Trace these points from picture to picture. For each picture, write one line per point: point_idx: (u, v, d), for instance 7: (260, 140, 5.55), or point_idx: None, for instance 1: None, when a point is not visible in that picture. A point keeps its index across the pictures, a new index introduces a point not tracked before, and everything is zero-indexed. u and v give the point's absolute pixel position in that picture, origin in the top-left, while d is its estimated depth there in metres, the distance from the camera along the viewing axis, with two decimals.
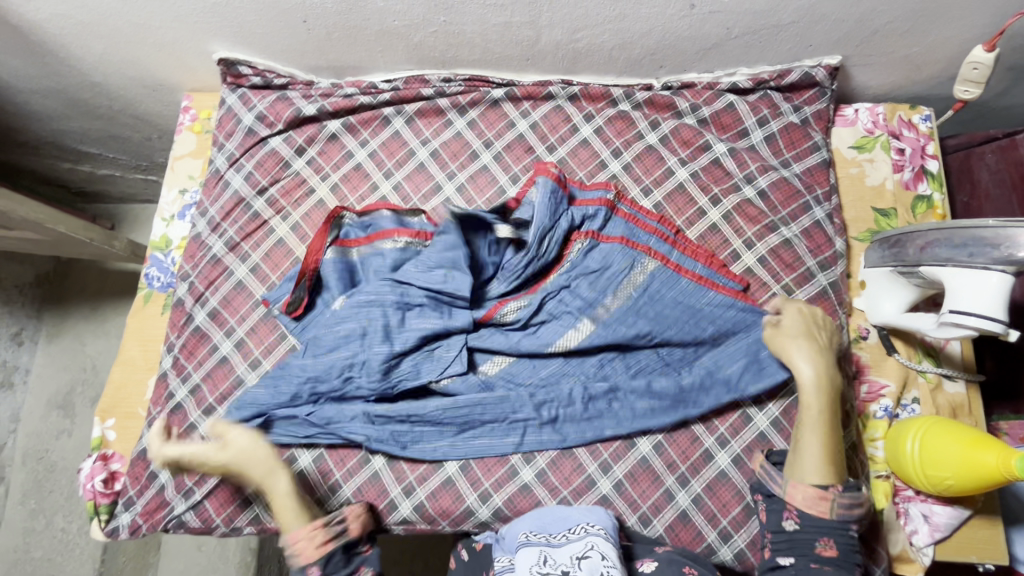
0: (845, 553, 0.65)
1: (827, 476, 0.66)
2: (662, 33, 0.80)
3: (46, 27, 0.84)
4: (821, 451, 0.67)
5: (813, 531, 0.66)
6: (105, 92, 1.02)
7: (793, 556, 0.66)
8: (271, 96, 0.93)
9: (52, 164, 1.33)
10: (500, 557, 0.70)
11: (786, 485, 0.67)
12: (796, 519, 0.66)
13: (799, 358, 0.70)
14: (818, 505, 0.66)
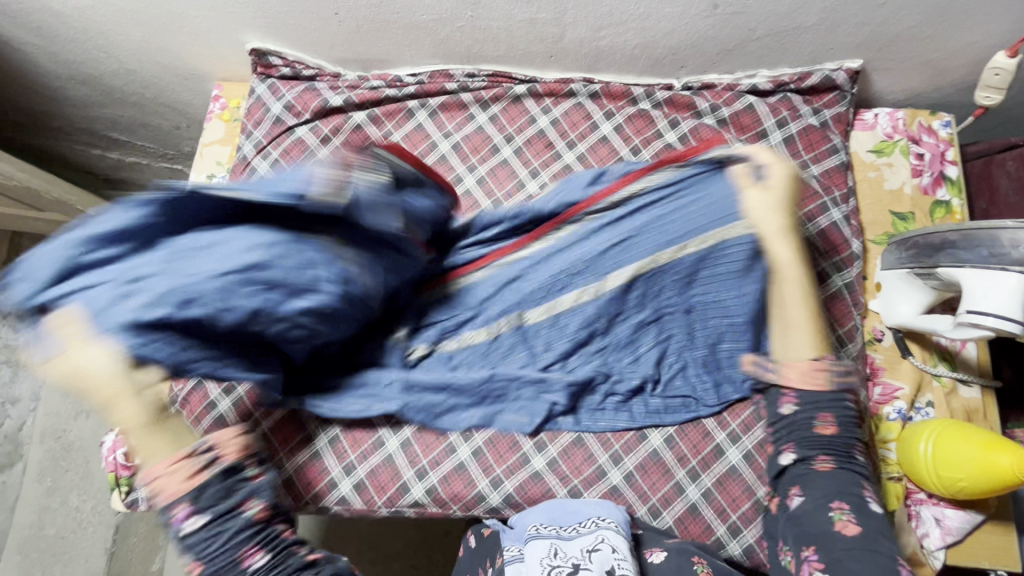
0: (843, 431, 0.62)
1: (814, 347, 0.64)
2: (685, 33, 0.81)
3: (88, 14, 0.88)
4: (807, 324, 0.64)
5: (808, 409, 0.62)
6: (139, 79, 1.05)
7: (793, 449, 0.63)
8: (299, 87, 0.95)
9: (84, 150, 1.37)
10: (510, 546, 0.69)
11: (779, 369, 0.65)
12: (792, 403, 0.63)
13: (766, 230, 0.66)
14: (813, 379, 0.62)
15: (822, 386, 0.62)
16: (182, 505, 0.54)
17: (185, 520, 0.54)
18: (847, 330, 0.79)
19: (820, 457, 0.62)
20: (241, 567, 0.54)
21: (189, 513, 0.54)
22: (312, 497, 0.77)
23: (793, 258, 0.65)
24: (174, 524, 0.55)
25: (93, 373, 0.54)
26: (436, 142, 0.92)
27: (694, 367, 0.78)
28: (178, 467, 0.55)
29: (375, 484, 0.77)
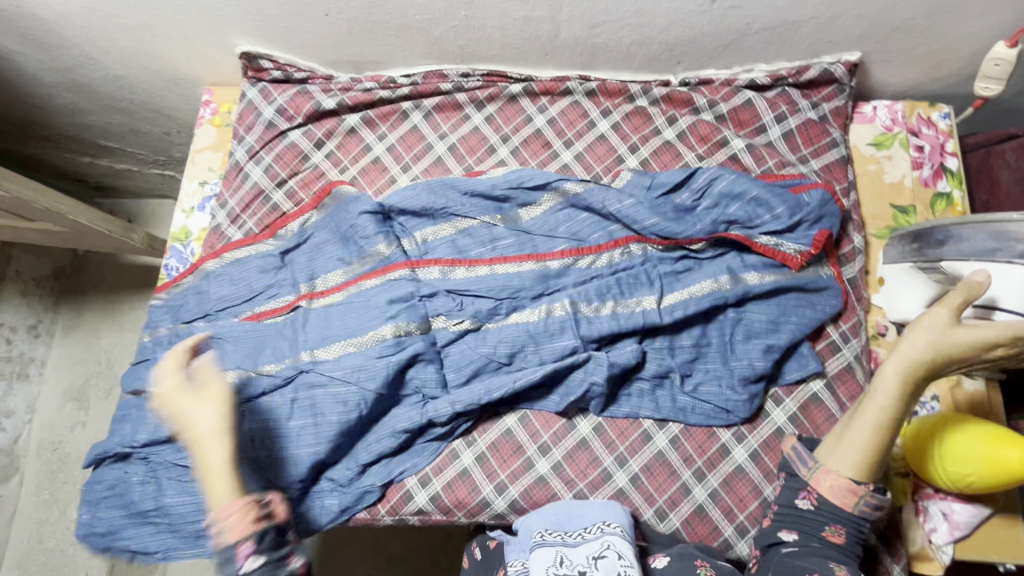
0: (850, 544, 0.62)
1: (858, 473, 0.62)
2: (681, 29, 0.80)
3: (73, 20, 0.86)
4: (863, 450, 0.62)
5: (826, 515, 0.63)
6: (127, 86, 1.03)
7: (796, 533, 0.64)
8: (291, 90, 0.94)
9: (73, 158, 1.35)
10: (513, 560, 0.69)
11: (814, 469, 0.65)
12: (813, 500, 0.64)
13: (901, 359, 0.59)
14: (840, 494, 0.63)
15: (847, 505, 0.63)
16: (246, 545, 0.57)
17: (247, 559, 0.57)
18: (850, 326, 0.79)
19: (817, 546, 0.62)
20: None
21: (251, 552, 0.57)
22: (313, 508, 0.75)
23: (893, 395, 0.60)
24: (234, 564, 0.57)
25: (193, 412, 0.62)
26: (432, 144, 0.91)
27: (713, 385, 0.76)
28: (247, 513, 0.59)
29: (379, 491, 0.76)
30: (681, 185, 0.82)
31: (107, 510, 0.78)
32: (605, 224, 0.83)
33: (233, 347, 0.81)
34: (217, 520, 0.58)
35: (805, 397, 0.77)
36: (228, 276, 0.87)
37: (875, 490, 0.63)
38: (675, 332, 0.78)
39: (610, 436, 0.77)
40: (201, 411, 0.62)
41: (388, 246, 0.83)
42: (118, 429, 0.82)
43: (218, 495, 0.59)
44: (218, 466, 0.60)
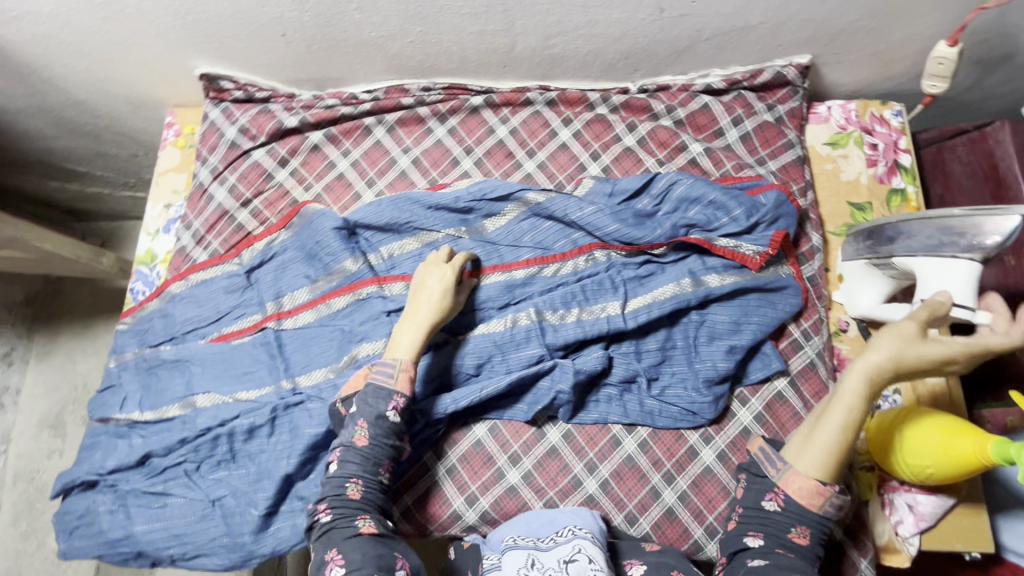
0: (812, 546, 0.63)
1: (825, 473, 0.62)
2: (634, 38, 0.82)
3: (28, 47, 0.86)
4: (830, 451, 0.62)
5: (792, 516, 0.63)
6: (90, 110, 1.03)
7: (762, 537, 0.63)
8: (253, 109, 0.94)
9: (41, 183, 1.34)
10: (487, 554, 0.69)
11: (783, 471, 0.64)
12: (780, 502, 0.64)
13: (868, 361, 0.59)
14: (810, 497, 0.62)
15: (814, 506, 0.62)
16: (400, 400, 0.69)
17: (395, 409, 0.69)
18: (811, 324, 0.80)
19: (783, 552, 0.62)
20: (375, 470, 0.67)
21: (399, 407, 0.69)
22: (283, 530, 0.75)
23: (860, 393, 0.60)
24: (385, 404, 0.69)
25: (429, 283, 0.75)
26: (395, 158, 0.91)
27: (679, 387, 0.77)
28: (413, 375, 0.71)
29: None
30: (641, 191, 0.83)
31: (74, 539, 0.76)
32: (568, 231, 0.83)
33: (204, 371, 0.82)
34: (395, 365, 0.70)
35: (770, 395, 0.78)
36: (194, 297, 0.86)
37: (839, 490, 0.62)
38: (641, 336, 0.79)
39: (579, 443, 0.77)
40: (433, 288, 0.75)
41: (355, 261, 0.84)
42: (84, 457, 0.81)
43: (409, 347, 0.71)
44: (418, 324, 0.73)
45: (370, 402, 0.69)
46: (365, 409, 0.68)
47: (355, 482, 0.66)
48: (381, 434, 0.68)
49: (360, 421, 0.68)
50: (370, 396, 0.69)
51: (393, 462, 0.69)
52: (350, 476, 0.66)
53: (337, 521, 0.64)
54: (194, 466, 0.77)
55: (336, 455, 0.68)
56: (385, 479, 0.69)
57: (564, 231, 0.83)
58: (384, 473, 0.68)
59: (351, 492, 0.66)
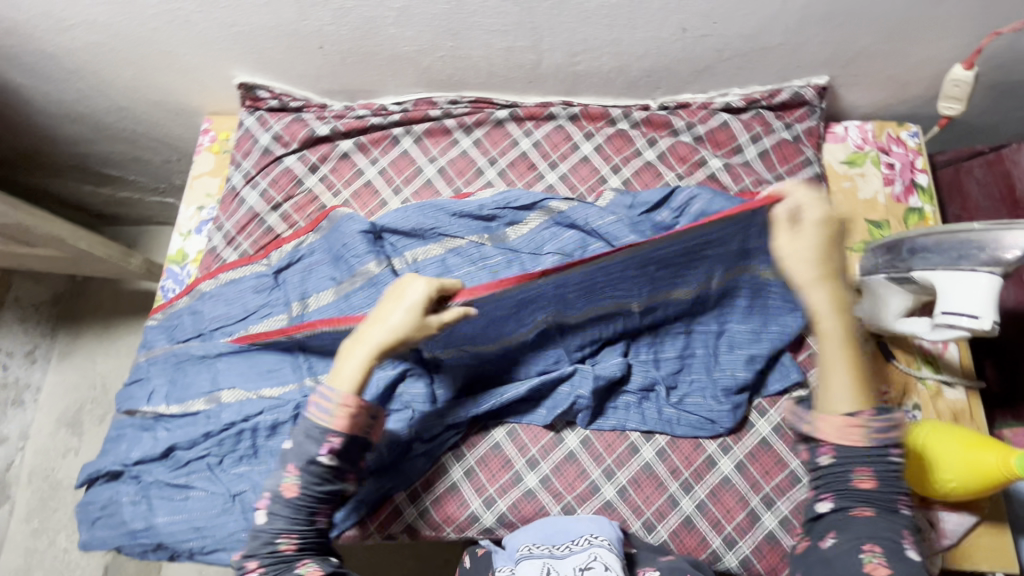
0: (884, 487, 0.56)
1: (848, 398, 0.58)
2: (657, 56, 0.85)
3: (79, 55, 0.90)
4: (843, 373, 0.58)
5: (843, 461, 0.57)
6: (131, 116, 1.08)
7: (832, 498, 0.58)
8: (287, 118, 0.98)
9: (76, 187, 1.39)
10: (502, 565, 0.69)
11: (814, 418, 0.59)
12: (829, 453, 0.58)
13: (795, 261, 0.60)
14: (851, 435, 0.57)
15: (856, 440, 0.57)
16: (336, 440, 0.61)
17: (326, 452, 0.61)
18: None
19: (859, 509, 0.56)
20: (310, 521, 0.62)
21: (333, 449, 0.61)
22: None
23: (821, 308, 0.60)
24: (317, 445, 0.61)
25: (395, 305, 0.64)
26: (421, 167, 0.94)
27: (698, 396, 0.78)
28: (353, 410, 0.62)
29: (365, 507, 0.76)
30: (661, 203, 0.85)
31: (95, 530, 0.78)
32: (589, 240, 0.85)
33: (229, 368, 0.84)
34: (334, 399, 0.62)
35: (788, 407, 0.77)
36: (222, 296, 0.89)
37: (878, 411, 0.57)
38: (657, 344, 0.80)
39: (597, 449, 0.78)
40: (395, 315, 0.63)
41: (378, 264, 0.85)
42: (110, 449, 0.82)
43: (354, 376, 0.63)
44: (370, 347, 0.63)
45: (301, 442, 0.61)
46: (296, 454, 0.61)
47: (291, 536, 0.61)
48: (310, 482, 0.61)
49: (291, 468, 0.61)
50: (303, 437, 0.61)
51: (331, 504, 0.64)
52: (279, 532, 0.61)
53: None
54: (217, 459, 0.79)
55: (264, 505, 0.62)
56: (325, 520, 0.64)
57: (583, 240, 0.85)
58: (321, 518, 0.63)
59: (284, 547, 0.61)
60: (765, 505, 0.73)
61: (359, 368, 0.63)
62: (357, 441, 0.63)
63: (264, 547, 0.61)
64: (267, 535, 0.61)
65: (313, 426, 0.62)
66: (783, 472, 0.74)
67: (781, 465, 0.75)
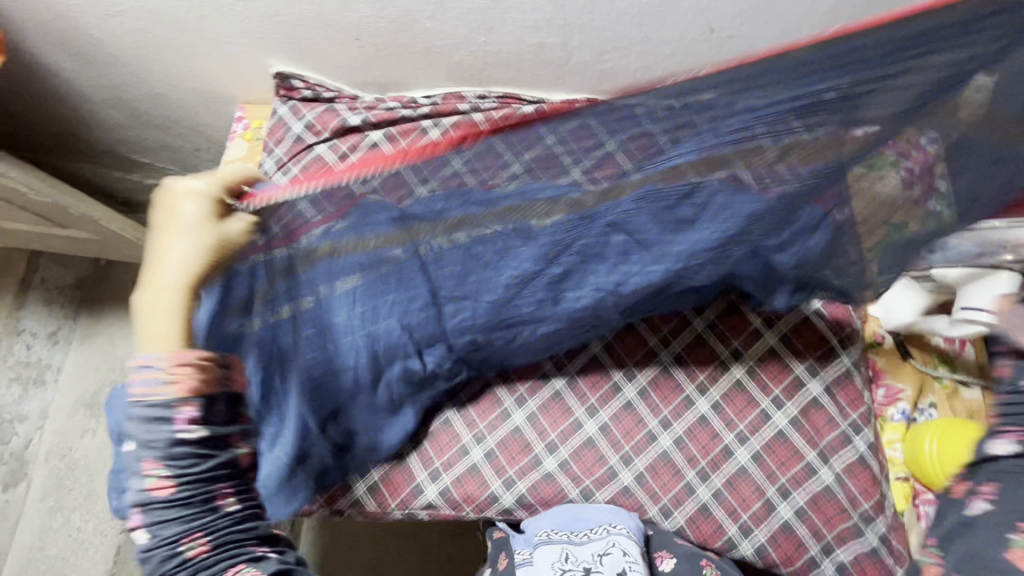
0: None
1: None
2: (682, 56, 0.87)
3: (124, 40, 0.94)
4: None
5: None
6: (167, 103, 1.11)
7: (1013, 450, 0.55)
8: (319, 108, 1.01)
9: (106, 173, 1.42)
10: (519, 548, 0.73)
11: None
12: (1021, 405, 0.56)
13: None
14: None
15: None
16: (189, 408, 0.53)
17: (185, 426, 0.53)
18: (848, 334, 0.82)
19: None
20: (211, 507, 0.55)
21: (193, 419, 0.53)
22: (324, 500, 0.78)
23: None
24: (170, 424, 0.52)
25: (185, 219, 0.56)
26: None
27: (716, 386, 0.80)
28: (196, 369, 0.54)
29: (389, 485, 0.79)
30: None
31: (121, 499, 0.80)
32: None
33: None
34: (159, 366, 0.53)
35: (804, 401, 0.78)
36: None
37: None
38: (676, 335, 0.83)
39: (616, 436, 0.79)
40: (182, 244, 0.56)
41: None
42: None
43: (167, 333, 0.55)
44: (168, 287, 0.56)
45: (146, 433, 0.52)
46: (146, 447, 0.52)
47: (195, 538, 0.53)
48: (182, 468, 0.53)
49: (148, 464, 0.52)
50: (142, 432, 0.52)
51: (228, 478, 0.57)
52: (177, 536, 0.52)
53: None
54: None
55: (139, 521, 0.53)
56: (235, 505, 0.57)
57: None
58: (226, 499, 0.56)
59: (192, 553, 0.52)
60: (781, 495, 0.74)
61: (172, 317, 0.55)
62: (217, 396, 0.57)
63: (166, 560, 0.52)
64: (162, 549, 0.52)
65: (144, 406, 0.52)
66: (799, 464, 0.75)
67: (798, 457, 0.76)
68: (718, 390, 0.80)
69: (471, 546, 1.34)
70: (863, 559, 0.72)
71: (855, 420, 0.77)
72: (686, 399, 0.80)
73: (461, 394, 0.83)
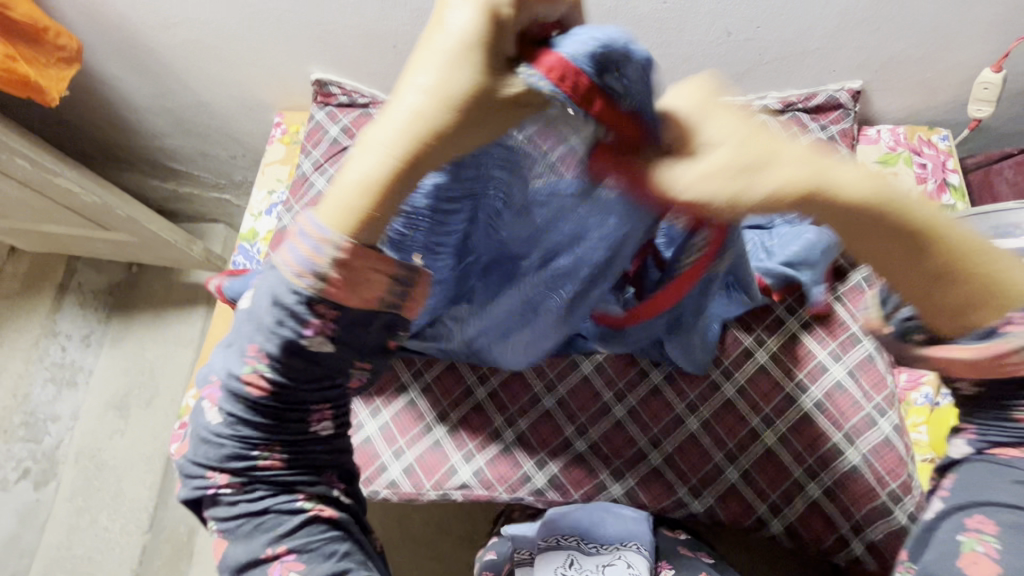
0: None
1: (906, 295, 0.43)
2: (702, 60, 0.92)
3: (176, 52, 1.01)
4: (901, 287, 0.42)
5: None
6: (209, 111, 1.17)
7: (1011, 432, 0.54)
8: (354, 112, 1.06)
9: (144, 182, 1.48)
10: (520, 548, 0.77)
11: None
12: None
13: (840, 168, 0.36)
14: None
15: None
16: (331, 317, 0.38)
17: (309, 332, 0.39)
18: None
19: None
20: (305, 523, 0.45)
21: (323, 332, 0.39)
22: (362, 481, 0.81)
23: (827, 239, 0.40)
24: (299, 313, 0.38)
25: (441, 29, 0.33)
26: None
27: (742, 373, 0.80)
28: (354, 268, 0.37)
29: (423, 467, 0.81)
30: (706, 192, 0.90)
31: None
32: None
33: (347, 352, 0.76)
34: (311, 241, 0.36)
35: (828, 384, 0.78)
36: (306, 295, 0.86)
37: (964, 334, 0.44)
38: None
39: (644, 420, 0.80)
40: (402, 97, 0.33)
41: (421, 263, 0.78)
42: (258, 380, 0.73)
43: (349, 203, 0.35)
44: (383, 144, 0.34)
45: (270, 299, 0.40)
46: (262, 336, 0.39)
47: (271, 451, 0.43)
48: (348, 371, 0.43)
49: (252, 350, 0.40)
50: (272, 318, 0.39)
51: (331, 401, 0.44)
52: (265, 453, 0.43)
53: (277, 501, 0.44)
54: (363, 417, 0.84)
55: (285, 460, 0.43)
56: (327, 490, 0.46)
57: None
58: (321, 421, 0.45)
59: (266, 463, 0.43)
60: (809, 476, 0.76)
61: (359, 183, 0.35)
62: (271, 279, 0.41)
63: (235, 457, 0.42)
64: (235, 443, 0.42)
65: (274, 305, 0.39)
66: (825, 445, 0.76)
67: (824, 439, 0.76)
68: (743, 374, 0.80)
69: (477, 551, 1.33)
70: (894, 540, 0.72)
71: (879, 404, 0.77)
72: (712, 384, 0.80)
73: (492, 378, 0.84)
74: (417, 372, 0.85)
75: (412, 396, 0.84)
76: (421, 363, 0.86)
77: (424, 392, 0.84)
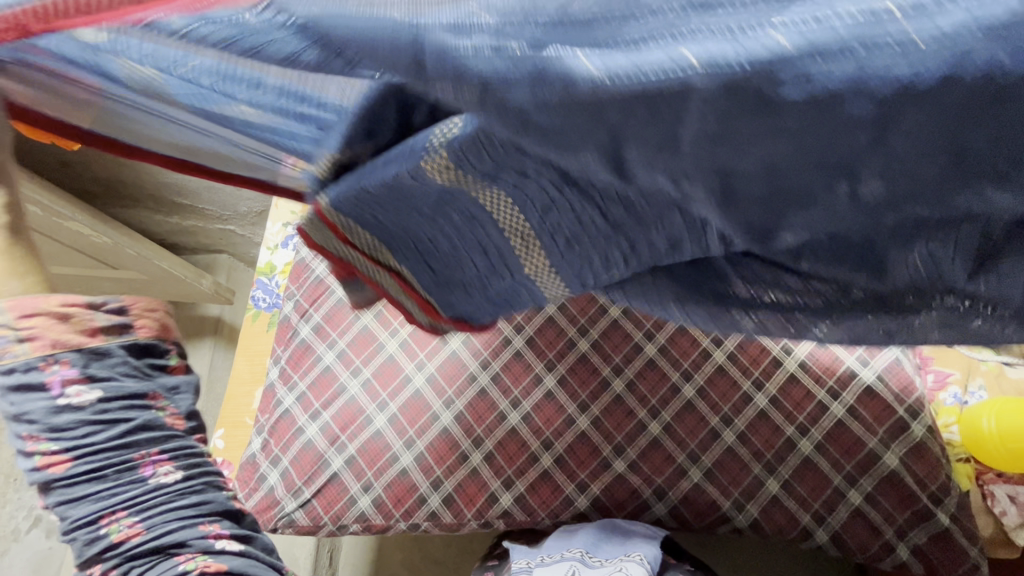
0: None
1: None
2: None
3: None
4: None
5: None
6: None
7: None
8: None
9: (147, 218, 1.46)
10: (517, 559, 0.76)
11: None
12: None
13: None
14: None
15: None
16: (64, 366, 0.42)
17: (63, 390, 0.42)
18: None
19: None
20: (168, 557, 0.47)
21: (69, 381, 0.42)
22: (402, 514, 0.81)
23: None
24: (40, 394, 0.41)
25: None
26: None
27: (777, 383, 0.81)
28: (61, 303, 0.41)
29: (463, 496, 0.81)
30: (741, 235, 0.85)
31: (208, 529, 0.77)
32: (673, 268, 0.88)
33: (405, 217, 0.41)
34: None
35: (860, 390, 0.79)
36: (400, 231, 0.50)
37: None
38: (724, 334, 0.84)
39: (680, 435, 0.81)
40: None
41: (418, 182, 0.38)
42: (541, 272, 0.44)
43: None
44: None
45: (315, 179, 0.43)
46: (23, 421, 0.42)
47: (120, 519, 0.46)
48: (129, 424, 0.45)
49: (29, 438, 0.42)
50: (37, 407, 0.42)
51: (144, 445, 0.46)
52: (102, 519, 0.45)
53: (155, 570, 0.47)
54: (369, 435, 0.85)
55: (135, 527, 0.46)
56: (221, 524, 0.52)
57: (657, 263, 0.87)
58: (156, 469, 0.47)
59: (121, 537, 0.46)
60: (849, 483, 0.76)
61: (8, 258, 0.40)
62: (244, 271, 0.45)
63: (91, 543, 0.46)
64: (81, 534, 0.45)
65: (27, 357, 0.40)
66: (862, 451, 0.77)
67: (860, 444, 0.77)
68: (774, 384, 0.81)
69: (471, 563, 1.32)
70: (937, 541, 0.74)
71: (911, 406, 0.77)
72: (745, 395, 0.81)
73: (525, 401, 0.84)
74: (448, 401, 0.85)
75: (445, 424, 0.84)
76: (452, 391, 0.85)
77: (456, 419, 0.84)
